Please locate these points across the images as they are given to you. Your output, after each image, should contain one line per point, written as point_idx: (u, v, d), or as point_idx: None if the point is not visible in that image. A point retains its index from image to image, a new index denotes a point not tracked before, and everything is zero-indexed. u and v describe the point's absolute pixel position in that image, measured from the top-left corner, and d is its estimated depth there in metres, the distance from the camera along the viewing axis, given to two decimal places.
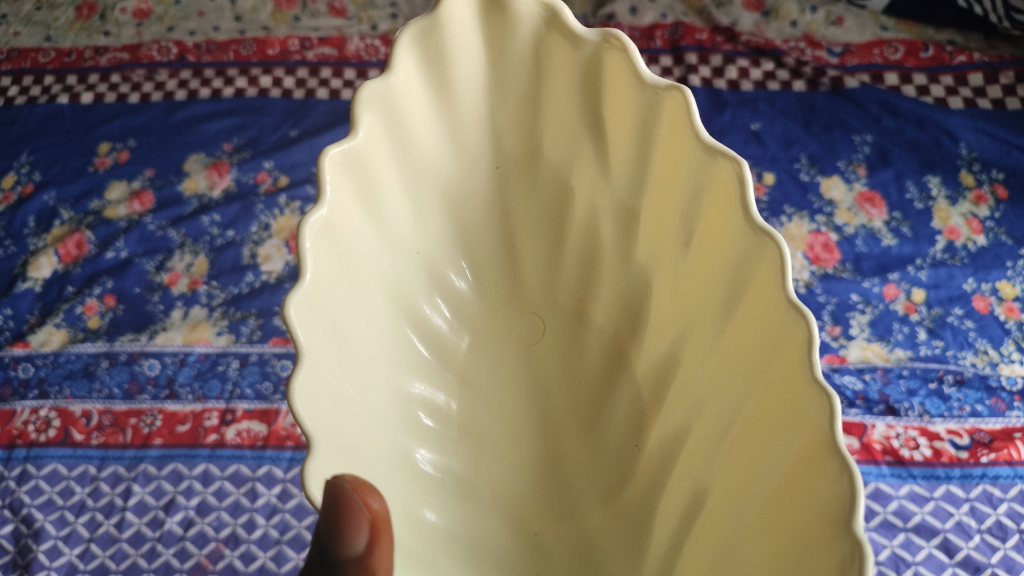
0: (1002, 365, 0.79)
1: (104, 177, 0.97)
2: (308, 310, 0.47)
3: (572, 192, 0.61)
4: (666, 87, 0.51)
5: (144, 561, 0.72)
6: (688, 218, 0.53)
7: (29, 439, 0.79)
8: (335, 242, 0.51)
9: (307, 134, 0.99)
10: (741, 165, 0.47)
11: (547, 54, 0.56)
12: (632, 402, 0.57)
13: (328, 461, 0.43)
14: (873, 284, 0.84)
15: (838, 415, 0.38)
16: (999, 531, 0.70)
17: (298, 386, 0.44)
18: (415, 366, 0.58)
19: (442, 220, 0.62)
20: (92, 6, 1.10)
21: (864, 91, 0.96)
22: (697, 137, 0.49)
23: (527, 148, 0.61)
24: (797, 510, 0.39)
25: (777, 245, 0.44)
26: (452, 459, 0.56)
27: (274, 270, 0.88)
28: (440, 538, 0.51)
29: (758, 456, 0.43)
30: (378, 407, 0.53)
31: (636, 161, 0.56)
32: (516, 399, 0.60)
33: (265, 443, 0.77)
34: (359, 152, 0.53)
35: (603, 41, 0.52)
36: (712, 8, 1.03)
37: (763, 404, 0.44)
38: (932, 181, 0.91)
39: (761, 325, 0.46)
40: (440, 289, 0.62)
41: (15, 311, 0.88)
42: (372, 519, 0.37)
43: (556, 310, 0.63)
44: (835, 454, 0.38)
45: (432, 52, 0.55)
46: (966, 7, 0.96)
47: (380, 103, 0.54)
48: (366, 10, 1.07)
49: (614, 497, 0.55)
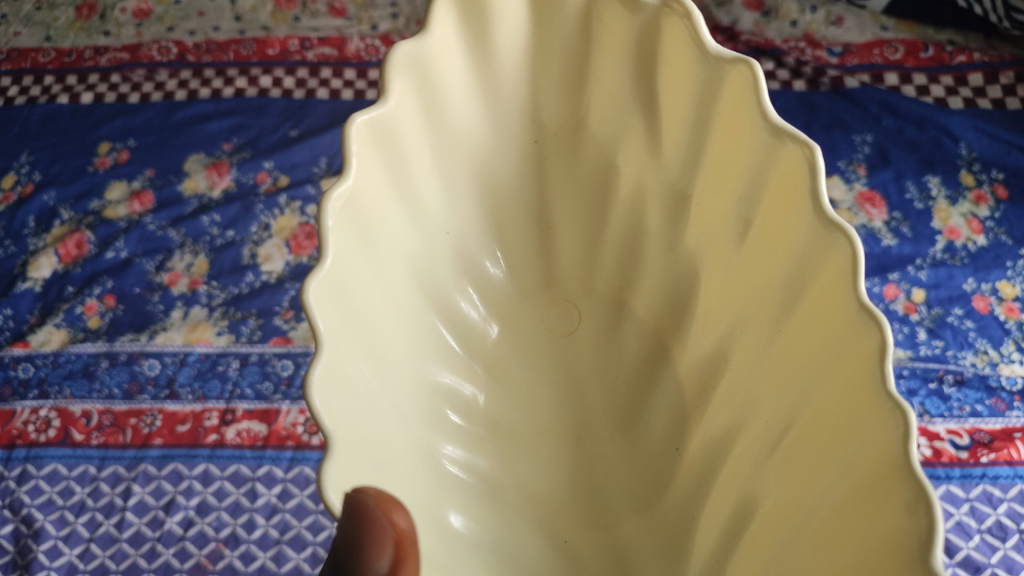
0: (1002, 365, 0.79)
1: (104, 177, 0.97)
2: (329, 297, 0.46)
3: (617, 171, 0.62)
4: (731, 60, 0.50)
5: (144, 561, 0.72)
6: (747, 205, 0.52)
7: (28, 439, 0.79)
8: (359, 226, 0.51)
9: (307, 134, 0.99)
10: (813, 150, 0.46)
11: (599, 19, 0.57)
12: (674, 402, 0.57)
13: (345, 460, 0.42)
14: (873, 284, 0.84)
15: (914, 438, 0.37)
16: (999, 531, 0.70)
17: (317, 378, 0.43)
18: (441, 356, 0.59)
19: (471, 201, 0.63)
20: (92, 6, 1.10)
21: (864, 91, 0.96)
22: (764, 116, 0.49)
23: (570, 120, 0.62)
24: (851, 539, 0.39)
25: (848, 238, 0.44)
26: (478, 457, 0.56)
27: (274, 270, 0.88)
28: (465, 545, 0.51)
29: (816, 470, 0.43)
30: (401, 398, 0.53)
31: (689, 142, 0.56)
32: (549, 398, 0.60)
33: (265, 443, 0.77)
34: (388, 123, 0.53)
35: (663, 6, 0.53)
36: (712, 7, 1.03)
37: (820, 415, 0.44)
38: (932, 181, 0.91)
39: (825, 319, 0.46)
40: (468, 274, 0.63)
41: (15, 311, 0.88)
42: (398, 539, 0.36)
43: (594, 300, 0.64)
44: (909, 475, 0.37)
45: (469, 17, 0.56)
46: (966, 7, 0.96)
47: (412, 69, 0.54)
48: (367, 10, 1.07)
49: (650, 506, 0.54)
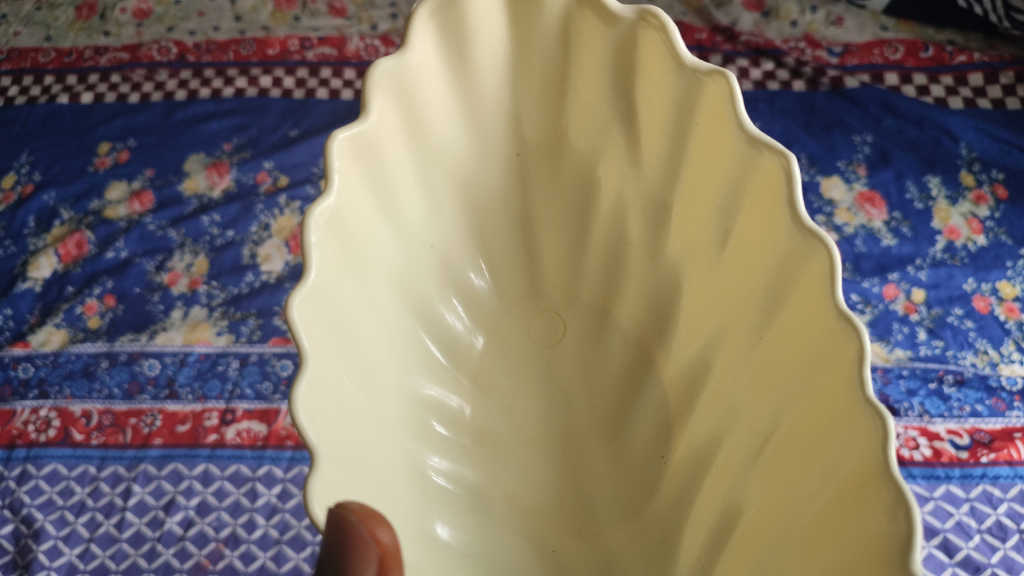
0: (1002, 365, 0.79)
1: (104, 176, 0.97)
2: (312, 310, 0.46)
3: (599, 182, 0.62)
4: (708, 71, 0.50)
5: (144, 561, 0.72)
6: (726, 214, 0.52)
7: (29, 439, 0.79)
8: (342, 240, 0.51)
9: (307, 134, 0.99)
10: (789, 160, 0.46)
11: (578, 31, 0.57)
12: (659, 409, 0.57)
13: (331, 475, 0.42)
14: (873, 284, 0.84)
15: (892, 441, 0.37)
16: (999, 531, 0.70)
17: (302, 394, 0.43)
18: (427, 368, 0.59)
19: (455, 213, 0.63)
20: (92, 6, 1.10)
21: (864, 91, 0.97)
22: (742, 127, 0.49)
23: (550, 135, 0.62)
24: (838, 545, 0.39)
25: (827, 246, 0.44)
26: (465, 469, 0.56)
27: (274, 270, 0.88)
28: (453, 556, 0.51)
29: (800, 476, 0.43)
30: (387, 412, 0.53)
31: (669, 153, 0.56)
32: (535, 406, 0.60)
33: (265, 443, 0.77)
34: (371, 137, 0.53)
35: (639, 19, 0.53)
36: (712, 8, 1.03)
37: (803, 420, 0.44)
38: (932, 181, 0.91)
39: (807, 326, 0.45)
40: (453, 286, 0.63)
41: (15, 311, 0.88)
42: (382, 554, 0.36)
43: (577, 309, 0.64)
44: (889, 480, 0.37)
45: (449, 29, 0.56)
46: (966, 7, 0.96)
47: (393, 84, 0.54)
48: (367, 10, 1.07)
49: (637, 513, 0.54)
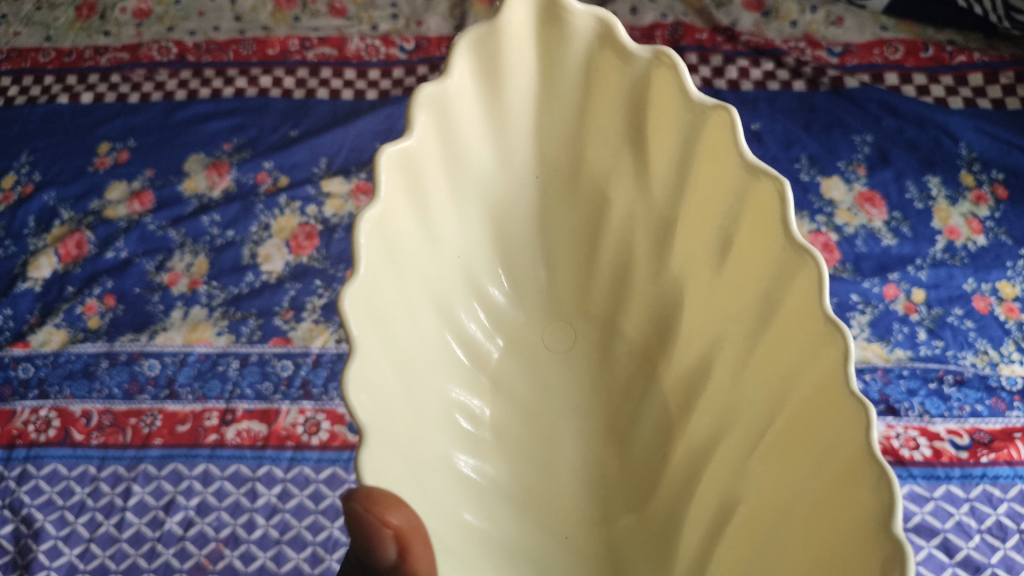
0: (1002, 365, 0.79)
1: (104, 176, 0.97)
2: (363, 306, 0.46)
3: (611, 204, 0.62)
4: (712, 105, 0.50)
5: (144, 561, 0.72)
6: (727, 225, 0.52)
7: (29, 439, 0.79)
8: (385, 247, 0.50)
9: (308, 134, 0.99)
10: (783, 183, 0.46)
11: (597, 70, 0.57)
12: (661, 413, 0.57)
13: (378, 457, 0.42)
14: (873, 284, 0.84)
15: (873, 426, 0.37)
16: (999, 531, 0.70)
17: (352, 378, 0.43)
18: (455, 372, 0.59)
19: (483, 229, 0.63)
20: (92, 7, 1.10)
21: (864, 91, 0.97)
22: (738, 151, 0.49)
23: (573, 158, 0.62)
24: (832, 531, 0.38)
25: (815, 259, 0.44)
26: (490, 465, 0.56)
27: (275, 270, 0.88)
28: (480, 544, 0.51)
29: (793, 464, 0.43)
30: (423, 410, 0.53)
31: (672, 151, 0.55)
32: (557, 400, 0.61)
33: (265, 443, 0.77)
34: (412, 154, 0.53)
35: (654, 59, 0.53)
36: (712, 8, 1.03)
37: (799, 417, 0.44)
38: (932, 181, 0.91)
39: (803, 324, 0.45)
40: (479, 296, 0.63)
41: (15, 311, 0.88)
42: (396, 535, 0.36)
43: (592, 321, 0.64)
44: (872, 463, 0.37)
45: (486, 61, 0.56)
46: (966, 7, 0.96)
47: (434, 107, 0.54)
48: (367, 10, 1.08)
49: (644, 506, 0.54)
